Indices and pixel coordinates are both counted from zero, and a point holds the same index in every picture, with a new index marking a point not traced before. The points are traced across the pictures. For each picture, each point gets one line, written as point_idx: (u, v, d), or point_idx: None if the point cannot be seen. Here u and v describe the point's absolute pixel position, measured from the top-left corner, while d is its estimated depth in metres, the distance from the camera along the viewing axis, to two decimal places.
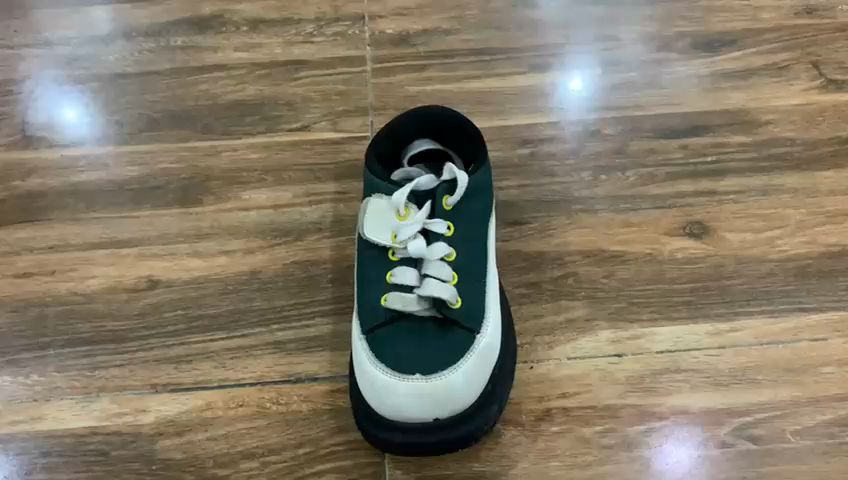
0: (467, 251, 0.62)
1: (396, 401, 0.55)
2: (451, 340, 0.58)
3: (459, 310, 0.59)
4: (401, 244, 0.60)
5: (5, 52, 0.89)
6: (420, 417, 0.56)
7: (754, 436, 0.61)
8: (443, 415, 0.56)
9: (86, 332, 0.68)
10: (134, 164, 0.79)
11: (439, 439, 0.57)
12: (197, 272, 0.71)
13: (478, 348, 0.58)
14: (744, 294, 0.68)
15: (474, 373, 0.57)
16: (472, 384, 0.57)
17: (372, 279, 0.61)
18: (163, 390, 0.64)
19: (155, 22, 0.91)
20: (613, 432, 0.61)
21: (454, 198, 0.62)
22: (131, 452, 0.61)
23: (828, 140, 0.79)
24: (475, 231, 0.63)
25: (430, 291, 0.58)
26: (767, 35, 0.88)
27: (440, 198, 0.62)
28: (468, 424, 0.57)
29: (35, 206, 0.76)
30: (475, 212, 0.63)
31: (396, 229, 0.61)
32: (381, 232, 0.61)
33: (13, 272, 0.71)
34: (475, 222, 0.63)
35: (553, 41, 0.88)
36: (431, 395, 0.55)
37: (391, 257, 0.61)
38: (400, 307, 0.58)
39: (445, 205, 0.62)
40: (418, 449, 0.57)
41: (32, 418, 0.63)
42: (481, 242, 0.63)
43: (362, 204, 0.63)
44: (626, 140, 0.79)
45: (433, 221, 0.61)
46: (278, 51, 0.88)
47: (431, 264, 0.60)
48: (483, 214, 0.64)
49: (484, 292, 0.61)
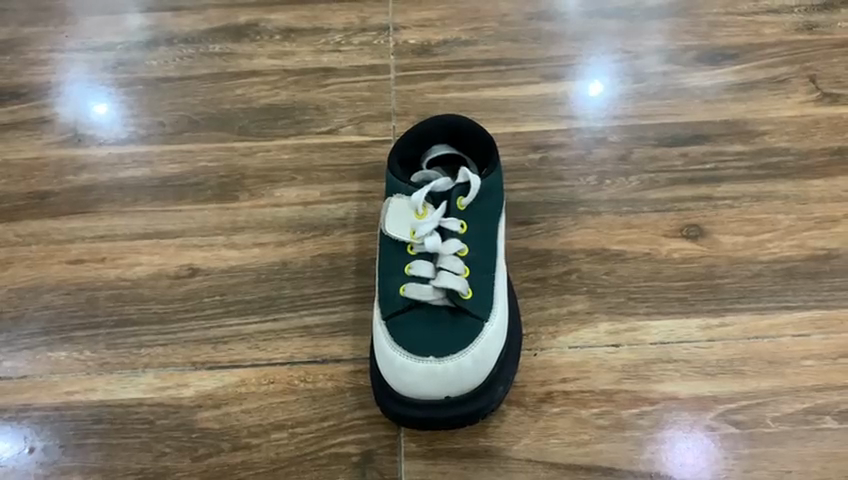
0: (479, 247, 0.68)
1: (412, 380, 0.62)
2: (462, 326, 0.64)
3: (470, 299, 0.65)
4: (419, 240, 0.67)
5: (57, 55, 0.97)
6: (432, 393, 0.62)
7: (737, 421, 0.67)
8: (453, 393, 0.63)
9: (133, 313, 0.75)
10: (176, 162, 0.86)
11: (449, 414, 0.63)
12: (234, 262, 0.78)
13: (486, 334, 0.64)
14: (734, 292, 0.74)
15: (483, 356, 0.63)
16: (481, 366, 0.63)
17: (392, 271, 0.67)
18: (202, 367, 0.71)
19: (195, 30, 0.99)
20: (608, 414, 0.67)
21: (468, 199, 0.68)
22: (173, 422, 0.68)
23: (821, 150, 0.84)
24: (486, 229, 0.69)
25: (444, 282, 0.64)
26: (768, 49, 0.93)
27: (455, 198, 0.68)
28: (476, 402, 0.64)
29: (86, 199, 0.83)
30: (486, 211, 0.69)
31: (415, 226, 0.67)
32: (401, 229, 0.67)
33: (67, 258, 0.79)
34: (486, 221, 0.69)
35: (565, 53, 0.94)
36: (443, 375, 0.62)
37: (409, 251, 0.68)
38: (417, 296, 0.64)
39: (459, 205, 0.68)
40: (430, 422, 0.64)
41: (85, 389, 0.70)
42: (492, 239, 0.69)
43: (385, 204, 0.69)
44: (630, 147, 0.85)
45: (448, 219, 0.68)
46: (308, 58, 0.95)
47: (446, 258, 0.66)
48: (494, 213, 0.70)
49: (493, 284, 0.67)
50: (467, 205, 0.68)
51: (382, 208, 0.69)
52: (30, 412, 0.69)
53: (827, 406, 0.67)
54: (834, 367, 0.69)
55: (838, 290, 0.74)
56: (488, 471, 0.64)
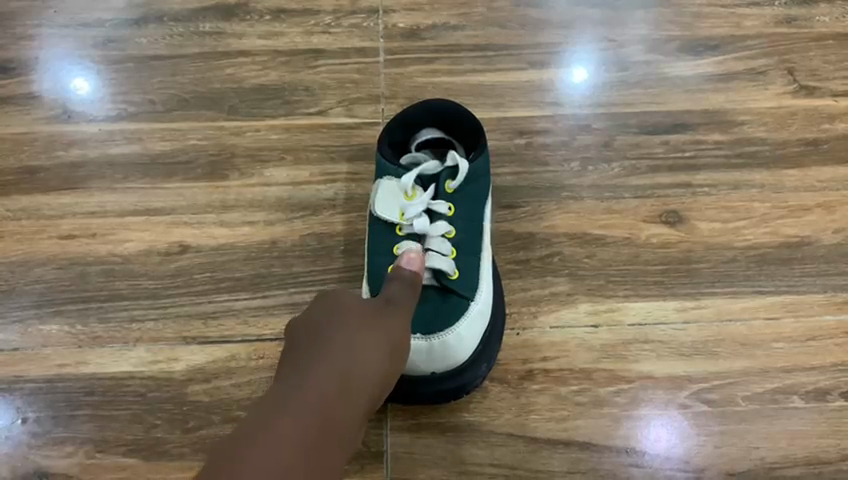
0: (466, 229, 0.70)
1: None
2: (448, 305, 0.66)
3: (456, 280, 0.67)
4: (408, 221, 0.69)
5: (43, 30, 0.96)
6: (416, 368, 0.65)
7: (708, 399, 0.70)
8: (436, 369, 0.65)
9: (124, 289, 0.77)
10: (166, 140, 0.86)
11: (431, 389, 0.66)
12: (224, 240, 0.80)
13: (471, 313, 0.67)
14: (710, 276, 0.77)
15: (468, 334, 0.66)
16: (466, 344, 0.66)
17: (381, 251, 0.69)
18: (193, 342, 0.73)
19: (185, 8, 0.97)
20: (586, 391, 0.70)
21: (456, 182, 0.71)
22: (164, 394, 0.71)
23: (796, 141, 0.86)
24: (473, 212, 0.71)
25: (433, 262, 0.66)
26: (748, 41, 0.94)
27: (444, 181, 0.71)
28: (461, 379, 0.67)
29: (77, 175, 0.84)
30: (473, 195, 0.71)
31: (404, 207, 0.69)
32: (390, 209, 0.70)
33: (57, 233, 0.80)
34: (474, 203, 0.71)
35: (552, 41, 0.95)
36: (429, 352, 0.64)
37: (398, 232, 0.69)
38: None
39: (447, 188, 0.71)
40: (416, 398, 0.66)
41: (77, 363, 0.72)
42: (479, 221, 0.71)
43: (374, 186, 0.71)
44: (613, 134, 0.87)
45: (437, 202, 0.70)
46: (298, 40, 0.95)
47: (433, 240, 0.68)
48: (481, 196, 0.72)
49: (479, 265, 0.70)
50: (455, 188, 0.71)
51: (372, 190, 0.72)
52: (23, 384, 0.71)
53: (795, 386, 0.71)
54: (802, 350, 0.73)
55: (807, 276, 0.77)
56: (471, 445, 0.68)
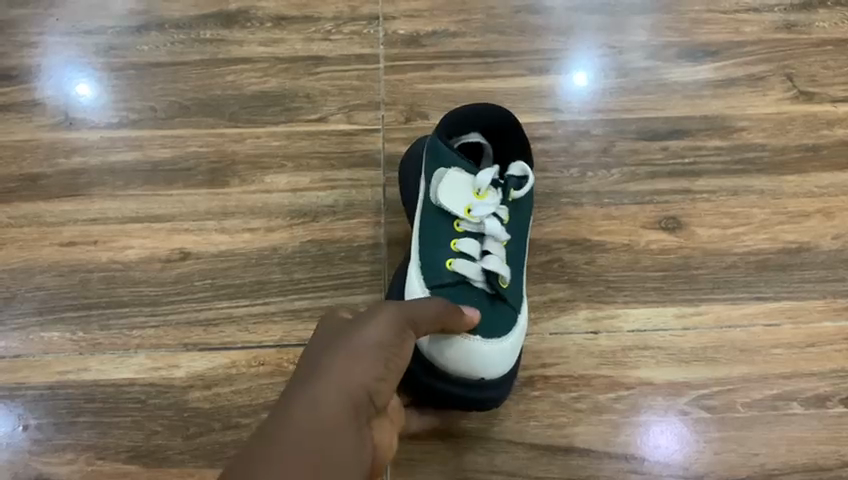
0: (514, 241, 0.72)
1: (459, 353, 0.63)
2: (501, 313, 0.67)
3: (508, 290, 0.68)
4: (473, 219, 0.69)
5: (44, 37, 0.96)
6: (455, 366, 0.63)
7: (708, 406, 0.71)
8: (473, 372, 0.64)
9: (124, 296, 0.77)
10: (167, 147, 0.87)
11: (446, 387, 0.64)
12: (224, 246, 0.80)
13: (519, 327, 0.68)
14: (708, 283, 0.77)
15: (515, 347, 0.67)
16: (512, 357, 0.67)
17: (437, 243, 0.69)
18: (193, 349, 0.74)
19: (186, 15, 0.98)
20: (586, 397, 0.71)
21: (521, 192, 0.71)
22: (164, 401, 0.71)
23: (795, 147, 0.86)
24: (521, 227, 0.73)
25: (495, 267, 0.67)
26: (747, 47, 0.94)
27: (510, 189, 0.71)
28: (501, 390, 0.66)
29: (78, 182, 0.84)
30: (524, 212, 0.73)
31: (471, 205, 0.70)
32: (457, 203, 0.70)
33: (59, 240, 0.80)
34: (522, 219, 0.73)
35: (551, 46, 0.95)
36: (487, 357, 0.64)
37: (455, 226, 0.70)
38: (466, 273, 0.67)
39: (511, 197, 0.71)
40: (454, 398, 0.64)
41: (78, 369, 0.73)
42: (522, 237, 0.73)
43: (438, 171, 0.71)
44: (613, 140, 0.87)
45: (502, 208, 0.70)
46: (298, 47, 0.95)
47: (495, 244, 0.69)
48: (528, 215, 0.74)
49: (521, 280, 0.71)
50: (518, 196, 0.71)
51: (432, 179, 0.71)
52: (24, 391, 0.72)
53: (794, 392, 0.71)
54: (801, 355, 0.73)
55: (807, 282, 0.77)
56: (471, 452, 0.68)
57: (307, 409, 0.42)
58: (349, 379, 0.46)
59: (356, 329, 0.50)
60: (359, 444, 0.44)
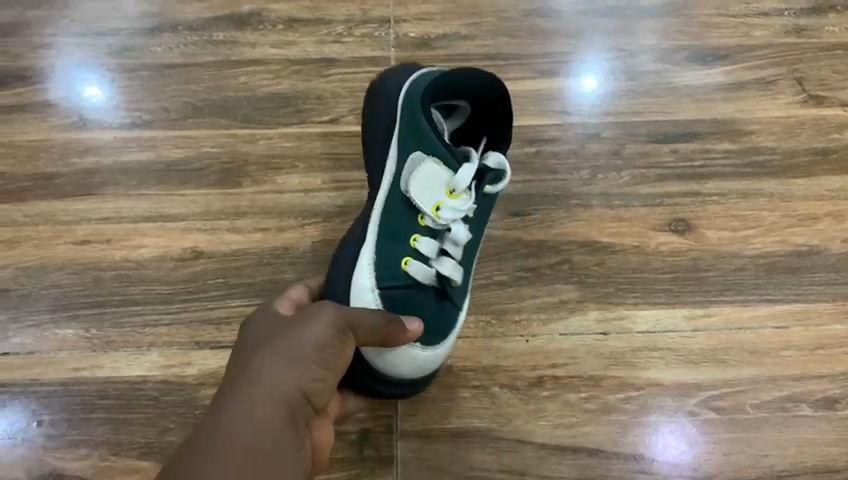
0: (471, 238, 0.72)
1: (400, 363, 0.64)
2: (444, 313, 0.68)
3: (455, 290, 0.69)
4: (441, 219, 0.68)
5: (57, 39, 0.97)
6: (398, 373, 0.65)
7: (717, 407, 0.72)
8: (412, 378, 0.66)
9: (137, 294, 0.78)
10: (180, 147, 0.87)
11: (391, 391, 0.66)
12: (236, 246, 0.81)
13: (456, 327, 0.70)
14: (718, 284, 0.78)
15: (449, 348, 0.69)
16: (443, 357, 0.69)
17: (397, 231, 0.68)
18: (205, 347, 0.75)
19: (199, 17, 0.98)
20: (595, 398, 0.72)
21: (493, 189, 0.72)
22: (177, 398, 0.73)
23: (805, 150, 0.87)
24: (479, 221, 0.73)
25: (450, 272, 0.67)
26: (758, 51, 0.94)
27: (484, 183, 0.71)
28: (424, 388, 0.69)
29: (92, 182, 0.85)
30: (486, 207, 0.73)
31: (442, 202, 0.69)
32: (427, 197, 0.68)
33: (72, 239, 0.81)
34: (482, 214, 0.73)
35: (561, 50, 0.95)
36: (423, 365, 0.66)
37: (419, 219, 0.68)
38: (420, 275, 0.66)
39: (483, 192, 0.71)
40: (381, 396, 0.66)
41: (92, 366, 0.74)
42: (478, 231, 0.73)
43: (414, 159, 0.69)
44: (623, 143, 0.87)
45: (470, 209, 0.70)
46: (310, 49, 0.95)
47: (454, 246, 0.69)
48: (488, 210, 0.74)
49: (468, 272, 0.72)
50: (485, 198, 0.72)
51: (408, 160, 0.69)
52: (39, 387, 0.73)
53: (803, 394, 0.72)
54: (810, 358, 0.74)
55: (816, 285, 0.78)
56: (480, 450, 0.70)
57: (240, 412, 0.45)
58: (283, 379, 0.49)
59: (296, 329, 0.52)
60: (295, 441, 0.47)
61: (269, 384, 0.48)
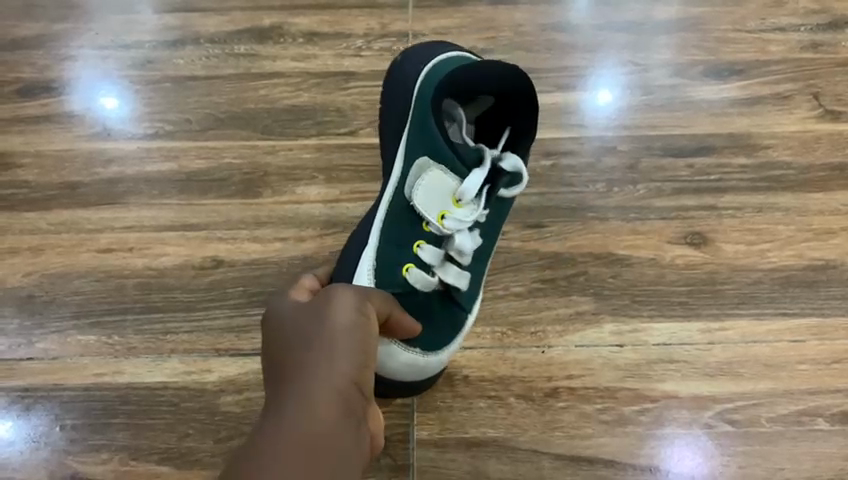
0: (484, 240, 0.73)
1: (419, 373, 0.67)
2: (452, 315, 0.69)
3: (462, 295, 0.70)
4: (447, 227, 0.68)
5: (83, 51, 0.99)
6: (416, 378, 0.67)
7: (732, 419, 0.72)
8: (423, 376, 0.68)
9: (158, 301, 0.80)
10: (201, 158, 0.89)
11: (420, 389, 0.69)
12: (256, 255, 0.82)
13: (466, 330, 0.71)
14: (734, 298, 0.78)
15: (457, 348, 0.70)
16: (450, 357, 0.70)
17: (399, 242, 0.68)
18: (225, 354, 0.76)
19: (221, 31, 1.00)
20: (610, 409, 0.73)
21: (508, 192, 0.73)
22: (197, 404, 0.74)
23: (821, 165, 0.87)
24: (496, 220, 0.74)
25: (452, 278, 0.68)
26: (773, 66, 0.95)
27: (498, 186, 0.72)
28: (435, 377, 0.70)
29: (115, 191, 0.87)
30: (500, 209, 0.74)
31: (447, 210, 0.69)
32: (431, 204, 0.69)
33: (96, 247, 0.83)
34: (498, 215, 0.74)
35: (577, 64, 0.96)
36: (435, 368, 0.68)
37: (423, 227, 0.69)
38: (421, 285, 0.67)
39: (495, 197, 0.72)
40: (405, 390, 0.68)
41: (113, 372, 0.76)
42: (493, 236, 0.74)
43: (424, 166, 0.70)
44: (639, 157, 0.87)
45: (481, 214, 0.71)
46: (330, 62, 0.97)
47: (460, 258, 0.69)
48: (504, 209, 0.74)
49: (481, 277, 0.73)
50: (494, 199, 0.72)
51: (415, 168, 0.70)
52: (62, 392, 0.75)
53: (819, 408, 0.72)
54: (826, 372, 0.74)
55: (833, 300, 0.78)
56: (496, 460, 0.70)
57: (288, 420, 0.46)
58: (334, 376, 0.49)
59: (327, 322, 0.52)
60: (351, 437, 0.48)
61: (322, 379, 0.48)
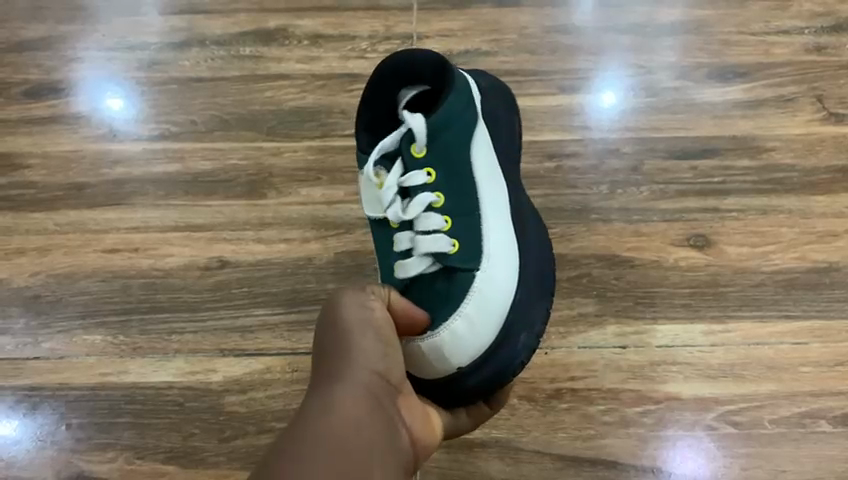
0: (452, 190, 0.67)
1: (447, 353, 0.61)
2: (456, 282, 0.63)
3: (455, 254, 0.64)
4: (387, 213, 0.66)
5: (89, 53, 1.00)
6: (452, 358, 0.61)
7: (735, 422, 0.72)
8: (461, 364, 0.61)
9: (164, 302, 0.80)
10: (206, 159, 0.89)
11: (476, 379, 0.62)
12: (261, 256, 0.82)
13: (478, 285, 0.63)
14: (737, 300, 0.78)
15: (480, 312, 0.62)
16: (485, 324, 0.62)
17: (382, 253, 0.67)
18: (230, 354, 0.77)
19: (227, 32, 1.00)
20: (612, 410, 0.73)
21: (419, 143, 0.66)
22: (202, 404, 0.74)
23: (825, 168, 0.87)
24: (456, 165, 0.67)
25: (423, 247, 0.63)
26: (777, 69, 0.95)
27: (408, 148, 0.67)
28: (498, 356, 0.62)
29: (121, 192, 0.87)
30: (446, 147, 0.66)
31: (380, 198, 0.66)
32: (372, 206, 0.67)
33: (102, 247, 0.84)
34: (453, 154, 0.67)
35: (581, 66, 0.96)
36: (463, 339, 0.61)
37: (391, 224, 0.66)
38: (406, 275, 0.64)
39: (415, 153, 0.66)
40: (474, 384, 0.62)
41: (119, 372, 0.76)
42: (469, 178, 0.67)
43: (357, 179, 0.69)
44: (643, 159, 0.88)
45: (409, 177, 0.66)
46: (334, 64, 0.97)
47: (421, 222, 0.65)
48: (457, 142, 0.67)
49: (481, 224, 0.66)
50: (425, 153, 0.66)
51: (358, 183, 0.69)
52: (68, 391, 0.75)
53: (822, 410, 0.73)
54: (829, 374, 0.74)
55: (836, 302, 0.78)
56: (498, 461, 0.72)
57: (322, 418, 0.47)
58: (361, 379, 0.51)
59: (340, 325, 0.53)
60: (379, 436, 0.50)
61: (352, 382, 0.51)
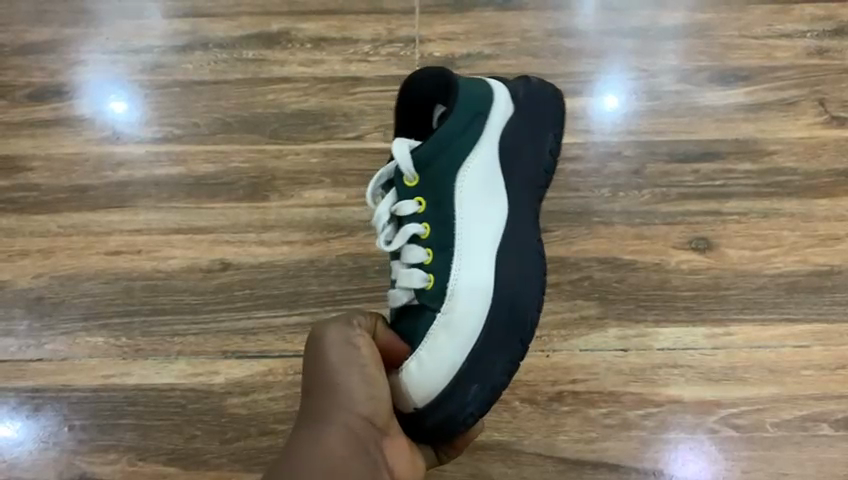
0: (438, 223, 0.63)
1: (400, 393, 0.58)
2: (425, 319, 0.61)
3: (430, 289, 0.61)
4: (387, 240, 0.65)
5: (92, 55, 1.00)
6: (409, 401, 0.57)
7: (736, 424, 0.73)
8: (418, 403, 0.57)
9: (166, 304, 0.80)
10: (209, 162, 0.90)
11: (434, 420, 0.57)
12: (263, 258, 0.83)
13: (439, 325, 0.60)
14: (738, 303, 0.78)
15: (441, 350, 0.58)
16: (442, 366, 0.58)
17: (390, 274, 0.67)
18: (232, 356, 0.77)
19: (230, 35, 1.01)
20: (614, 413, 0.73)
21: (410, 174, 0.64)
22: (204, 406, 0.75)
23: (827, 171, 0.87)
24: (442, 196, 0.64)
25: (399, 281, 0.62)
26: (779, 72, 0.95)
27: (402, 178, 0.65)
28: (452, 402, 0.57)
29: (124, 194, 0.88)
30: (436, 177, 0.64)
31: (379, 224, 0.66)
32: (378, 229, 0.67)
33: (105, 249, 0.84)
34: (441, 184, 0.64)
35: (583, 69, 0.96)
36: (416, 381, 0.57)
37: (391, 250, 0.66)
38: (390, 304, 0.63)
39: (408, 183, 0.64)
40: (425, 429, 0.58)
41: (122, 373, 0.77)
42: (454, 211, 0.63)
43: None
44: (645, 162, 0.88)
45: (400, 205, 0.64)
46: (337, 67, 0.97)
47: (407, 253, 0.63)
48: (446, 172, 0.64)
49: (457, 258, 0.62)
50: (416, 182, 0.64)
51: None
52: (71, 392, 0.76)
53: (824, 414, 0.73)
54: (831, 377, 0.74)
55: (838, 305, 0.78)
56: (500, 463, 0.72)
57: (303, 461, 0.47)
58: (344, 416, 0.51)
59: (324, 362, 0.52)
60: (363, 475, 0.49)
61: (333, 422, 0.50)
